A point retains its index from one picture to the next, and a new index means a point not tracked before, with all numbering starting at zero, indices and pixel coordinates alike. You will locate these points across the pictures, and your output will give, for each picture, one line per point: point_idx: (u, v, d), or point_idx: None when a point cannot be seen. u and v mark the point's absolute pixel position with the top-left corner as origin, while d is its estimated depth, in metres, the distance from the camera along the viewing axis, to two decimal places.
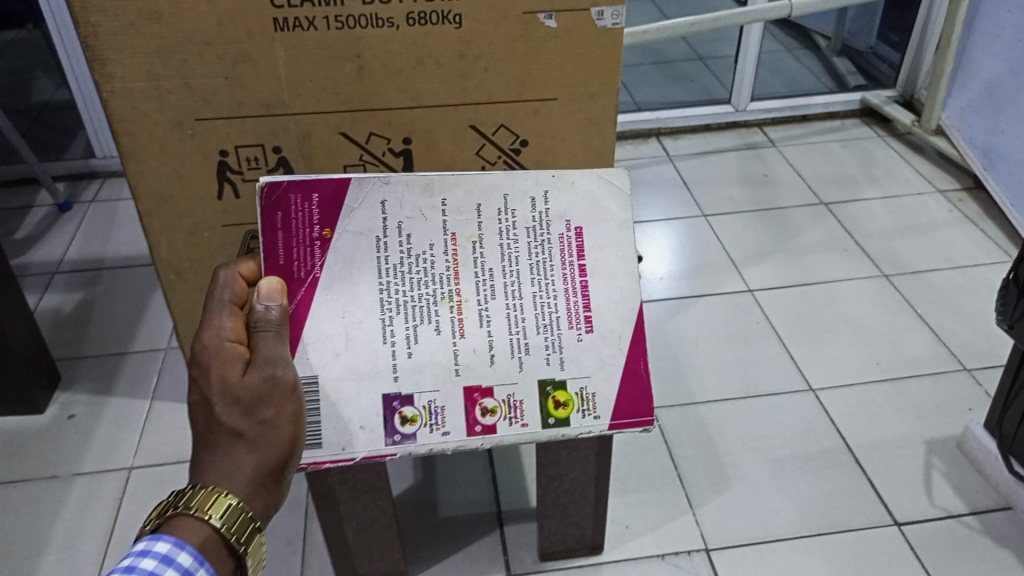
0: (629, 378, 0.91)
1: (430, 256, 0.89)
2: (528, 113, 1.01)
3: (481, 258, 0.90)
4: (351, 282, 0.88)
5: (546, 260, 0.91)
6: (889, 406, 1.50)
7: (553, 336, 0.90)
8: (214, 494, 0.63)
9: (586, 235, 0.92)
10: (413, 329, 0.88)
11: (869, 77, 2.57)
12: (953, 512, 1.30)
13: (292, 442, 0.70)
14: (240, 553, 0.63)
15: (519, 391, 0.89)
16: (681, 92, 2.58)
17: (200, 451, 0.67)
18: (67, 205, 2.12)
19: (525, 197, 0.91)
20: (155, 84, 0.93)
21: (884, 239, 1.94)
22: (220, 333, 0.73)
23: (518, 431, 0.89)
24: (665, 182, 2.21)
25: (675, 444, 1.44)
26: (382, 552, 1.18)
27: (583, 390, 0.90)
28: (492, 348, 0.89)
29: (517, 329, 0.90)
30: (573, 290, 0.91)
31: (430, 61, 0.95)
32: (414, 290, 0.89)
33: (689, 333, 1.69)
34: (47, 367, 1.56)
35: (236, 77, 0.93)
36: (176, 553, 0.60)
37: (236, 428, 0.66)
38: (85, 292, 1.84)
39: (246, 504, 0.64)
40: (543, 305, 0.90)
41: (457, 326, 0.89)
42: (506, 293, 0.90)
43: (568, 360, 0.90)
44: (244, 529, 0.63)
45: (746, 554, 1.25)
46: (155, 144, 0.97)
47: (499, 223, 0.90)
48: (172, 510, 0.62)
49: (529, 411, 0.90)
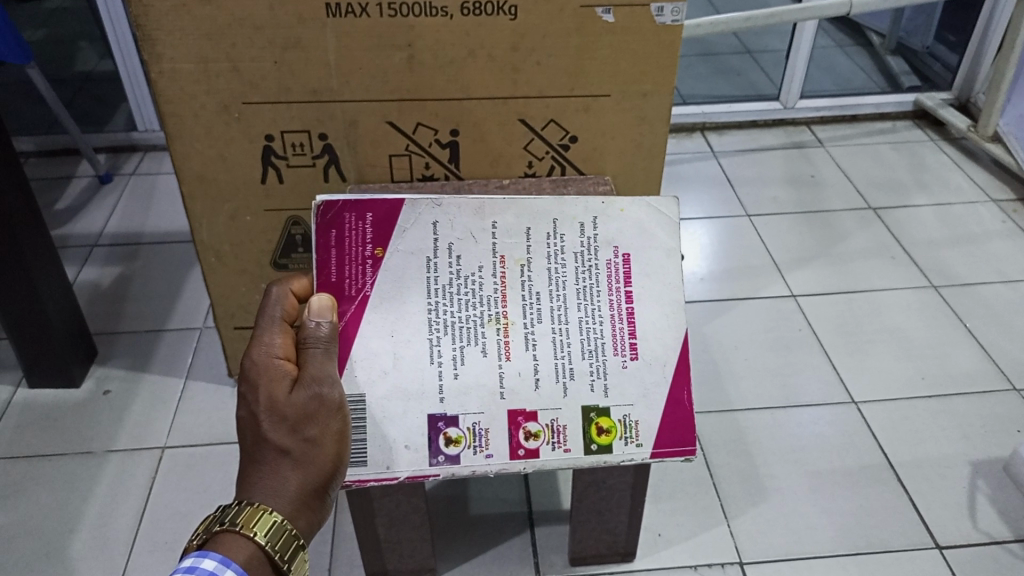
0: (673, 407, 0.92)
1: (478, 278, 0.93)
2: (580, 109, 1.19)
3: (529, 282, 0.93)
4: (400, 300, 0.91)
5: (592, 284, 0.94)
6: (933, 423, 1.46)
7: (597, 362, 0.92)
8: (258, 511, 0.62)
9: (632, 262, 0.96)
10: (460, 350, 0.91)
11: (924, 78, 2.49)
12: (997, 538, 1.27)
13: (336, 460, 0.69)
14: (285, 570, 0.62)
15: (563, 416, 0.90)
16: (728, 86, 2.52)
17: (247, 468, 0.66)
18: (108, 177, 2.12)
19: (573, 222, 0.96)
20: (203, 66, 1.11)
21: (933, 249, 1.88)
22: (269, 350, 0.73)
23: (561, 456, 0.90)
24: (708, 179, 2.16)
25: (711, 452, 1.41)
26: (413, 548, 1.17)
27: (627, 418, 0.91)
28: (537, 372, 0.91)
29: (562, 353, 0.92)
30: (618, 316, 0.93)
31: (482, 53, 1.12)
32: (461, 311, 0.92)
33: (729, 337, 1.66)
34: (85, 342, 1.57)
35: (285, 61, 1.11)
36: (221, 570, 0.60)
37: (281, 446, 0.66)
38: (123, 267, 1.84)
39: (289, 522, 0.64)
40: (589, 329, 0.92)
41: (503, 348, 0.91)
42: (551, 317, 0.92)
43: (612, 388, 0.91)
44: (288, 546, 0.62)
45: (780, 569, 1.22)
46: (200, 124, 1.18)
47: (546, 248, 0.95)
48: (218, 526, 0.62)
49: (573, 437, 0.90)
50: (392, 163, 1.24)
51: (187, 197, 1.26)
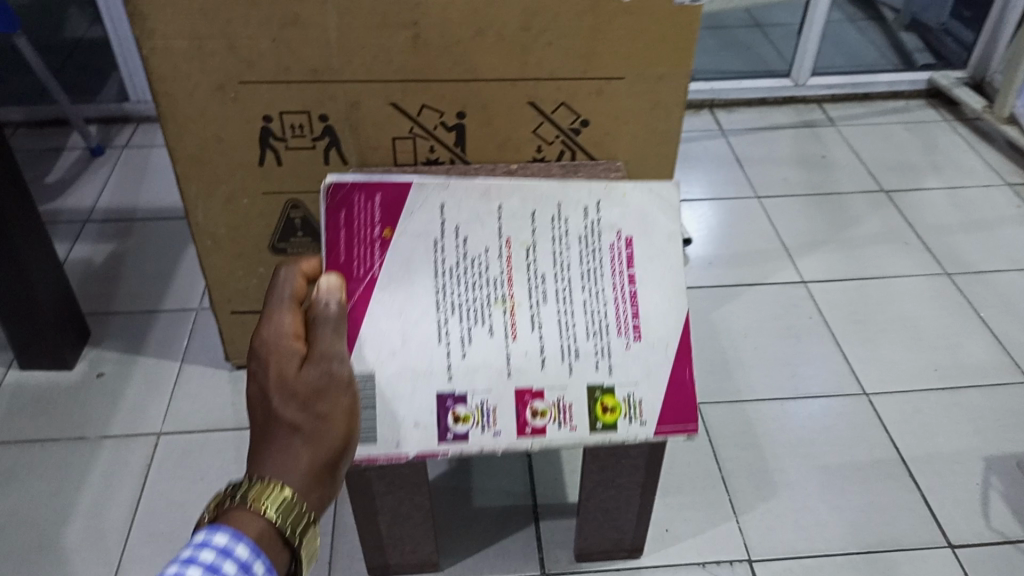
0: (675, 386, 0.89)
1: (485, 260, 0.90)
2: (592, 93, 1.14)
3: (534, 262, 0.91)
4: (407, 281, 0.89)
5: (595, 267, 0.91)
6: (945, 417, 1.43)
7: (601, 342, 0.89)
8: (270, 486, 0.58)
9: (636, 245, 0.93)
10: (467, 330, 0.88)
11: (938, 55, 2.43)
12: (1009, 536, 1.24)
13: (348, 437, 0.65)
14: (296, 546, 0.58)
15: (568, 394, 0.87)
16: (737, 61, 2.45)
17: (255, 446, 0.62)
18: (99, 149, 2.06)
19: (577, 206, 0.93)
20: (197, 43, 1.06)
21: (947, 234, 1.84)
22: (280, 328, 0.68)
23: (566, 434, 0.87)
24: (717, 158, 2.11)
25: (719, 445, 1.38)
26: (416, 544, 1.14)
27: (630, 396, 0.88)
28: (543, 352, 0.88)
29: (567, 334, 0.89)
30: (622, 298, 0.90)
31: (490, 33, 1.07)
32: (467, 292, 0.89)
33: (738, 324, 1.62)
34: (77, 323, 1.52)
35: (283, 39, 1.05)
36: (233, 545, 0.56)
37: (291, 421, 0.61)
38: (116, 244, 1.79)
39: (300, 498, 0.59)
40: (594, 311, 0.90)
41: (509, 329, 0.88)
42: (556, 298, 0.90)
43: (615, 368, 0.88)
44: (300, 521, 0.58)
45: (789, 567, 1.20)
46: (195, 104, 1.13)
47: (551, 230, 0.92)
48: (228, 502, 0.58)
49: (578, 415, 0.87)
50: (396, 147, 1.19)
51: (181, 179, 1.22)
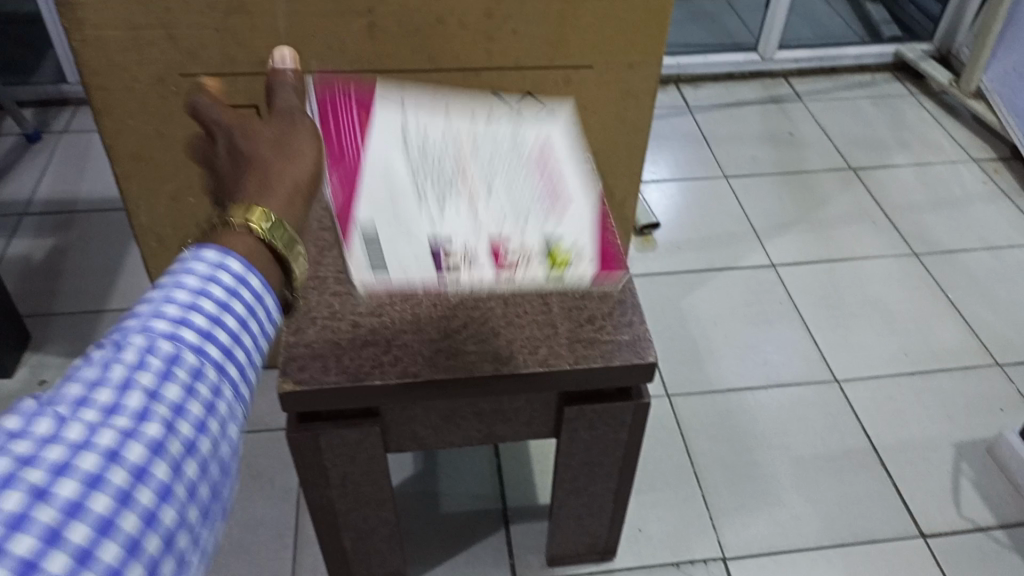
0: (602, 239, 0.71)
1: (427, 146, 0.76)
2: (558, 81, 1.10)
3: (478, 147, 0.76)
4: (351, 161, 0.74)
5: (533, 158, 0.77)
6: (917, 403, 1.42)
7: (544, 215, 0.71)
8: (249, 205, 0.53)
9: (563, 155, 0.79)
10: (402, 203, 0.71)
11: (904, 27, 2.40)
12: (982, 525, 1.24)
13: (297, 190, 0.62)
14: (285, 256, 0.53)
15: (514, 239, 0.68)
16: (703, 34, 2.40)
17: (222, 213, 0.58)
18: (36, 135, 1.94)
19: (517, 121, 0.82)
20: (133, 34, 0.97)
21: (915, 213, 1.83)
22: (233, 128, 0.69)
23: (516, 278, 0.66)
24: (684, 136, 2.06)
25: (692, 438, 1.35)
26: (382, 557, 1.10)
27: (576, 250, 0.69)
28: (486, 213, 0.71)
29: (510, 204, 0.72)
30: (553, 183, 0.75)
31: (453, 21, 1.00)
32: (403, 171, 0.74)
33: (708, 311, 1.59)
34: (16, 327, 1.43)
35: (228, 30, 0.98)
36: (223, 258, 0.50)
37: (256, 184, 0.59)
38: (56, 238, 1.69)
39: (283, 219, 0.54)
40: (535, 193, 0.73)
41: (452, 198, 0.72)
42: (499, 177, 0.74)
43: (561, 227, 0.70)
44: (285, 233, 0.53)
45: (765, 565, 1.18)
46: (133, 99, 1.05)
47: (493, 131, 0.79)
48: (211, 229, 0.52)
49: (529, 255, 0.68)
50: None
51: (121, 178, 1.14)
